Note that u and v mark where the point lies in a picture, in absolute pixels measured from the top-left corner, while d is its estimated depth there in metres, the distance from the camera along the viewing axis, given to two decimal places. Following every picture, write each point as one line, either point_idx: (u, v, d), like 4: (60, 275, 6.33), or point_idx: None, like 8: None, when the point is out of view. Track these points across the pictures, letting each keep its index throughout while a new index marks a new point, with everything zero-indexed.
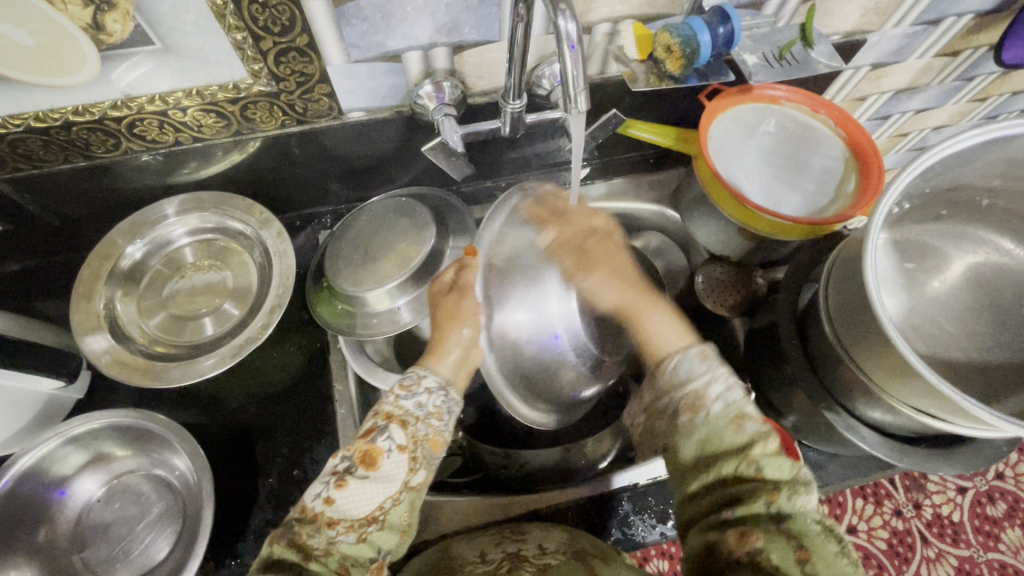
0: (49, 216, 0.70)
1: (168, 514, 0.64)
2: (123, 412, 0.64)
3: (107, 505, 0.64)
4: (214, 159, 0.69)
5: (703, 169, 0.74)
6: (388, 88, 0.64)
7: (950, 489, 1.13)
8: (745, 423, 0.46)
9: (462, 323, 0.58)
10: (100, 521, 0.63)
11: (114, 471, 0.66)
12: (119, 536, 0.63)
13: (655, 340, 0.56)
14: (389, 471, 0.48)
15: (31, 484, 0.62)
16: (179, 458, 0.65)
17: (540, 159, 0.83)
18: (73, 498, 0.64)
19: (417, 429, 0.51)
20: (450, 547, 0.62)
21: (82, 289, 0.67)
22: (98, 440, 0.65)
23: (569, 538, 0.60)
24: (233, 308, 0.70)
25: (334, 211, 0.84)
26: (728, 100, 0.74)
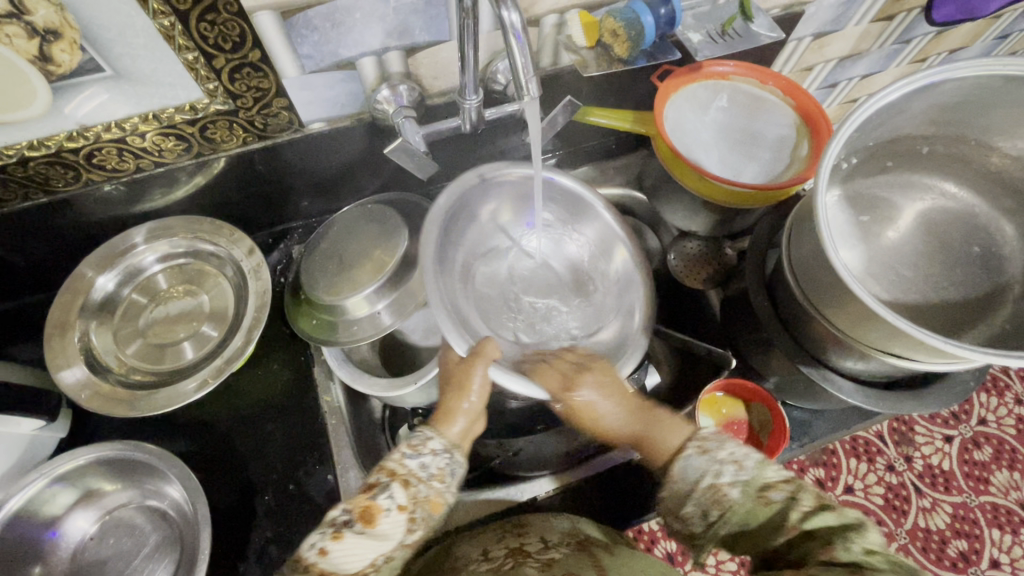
0: (15, 257, 0.69)
1: (166, 542, 0.63)
2: (110, 445, 0.63)
3: (101, 541, 0.63)
4: (179, 183, 0.69)
5: (661, 148, 0.76)
6: (345, 96, 0.65)
7: (937, 438, 1.16)
8: (772, 495, 0.45)
9: (469, 392, 0.56)
10: (97, 556, 0.62)
11: (106, 506, 0.65)
12: (117, 570, 0.62)
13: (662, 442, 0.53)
14: (385, 531, 0.47)
15: (21, 527, 0.61)
16: (172, 486, 0.64)
17: (506, 154, 0.84)
18: (67, 536, 0.63)
19: (418, 489, 0.49)
20: (452, 546, 0.62)
21: (55, 326, 0.66)
22: (87, 476, 0.64)
23: (571, 531, 0.61)
24: (211, 330, 0.69)
25: (306, 225, 0.84)
26: (677, 80, 0.76)
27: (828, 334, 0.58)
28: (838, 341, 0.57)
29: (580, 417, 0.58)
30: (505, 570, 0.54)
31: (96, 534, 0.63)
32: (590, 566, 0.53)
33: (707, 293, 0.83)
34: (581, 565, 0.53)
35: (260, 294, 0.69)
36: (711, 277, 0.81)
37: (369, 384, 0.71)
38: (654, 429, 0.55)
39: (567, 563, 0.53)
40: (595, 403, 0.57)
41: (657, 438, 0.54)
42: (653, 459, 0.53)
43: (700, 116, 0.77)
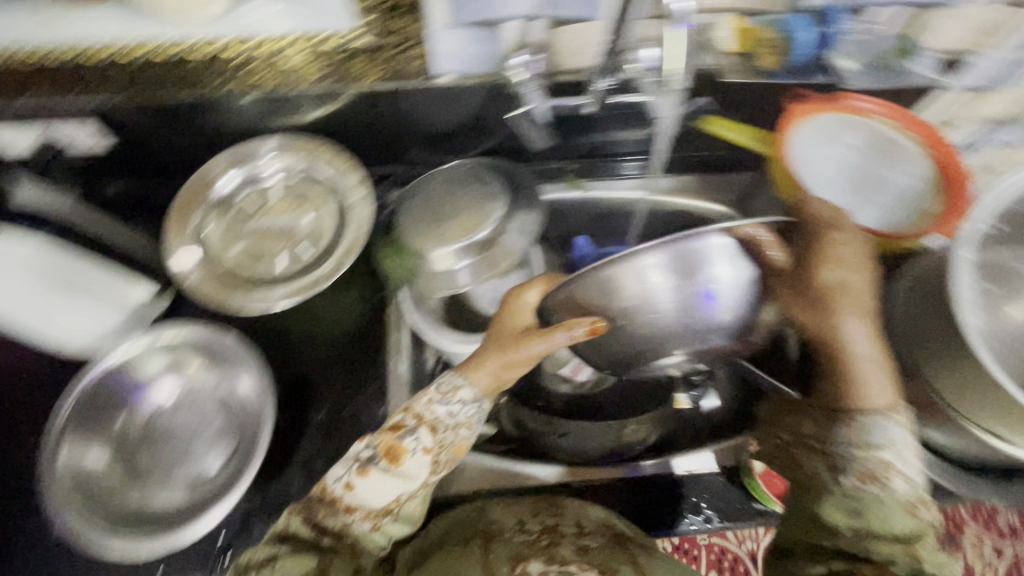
0: (156, 142, 0.76)
1: (228, 428, 0.68)
2: (202, 326, 0.69)
3: (175, 410, 0.69)
4: (309, 107, 0.73)
5: (778, 171, 0.74)
6: (482, 55, 0.67)
7: (987, 548, 1.09)
8: (919, 511, 0.49)
9: (515, 366, 0.58)
10: (170, 422, 0.68)
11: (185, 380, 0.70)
12: (183, 440, 0.67)
13: (865, 384, 0.53)
14: (409, 470, 0.54)
15: (117, 377, 0.67)
16: (243, 379, 0.69)
17: (614, 143, 0.84)
18: (148, 400, 0.68)
19: (444, 436, 0.56)
20: (484, 508, 0.64)
21: (178, 212, 0.73)
22: (176, 349, 0.70)
23: (607, 522, 0.61)
24: (306, 249, 0.74)
25: (408, 172, 0.87)
26: (813, 107, 0.71)
27: (922, 401, 0.55)
28: (934, 411, 0.54)
29: (829, 302, 0.55)
30: (541, 546, 0.55)
31: (172, 402, 0.69)
32: (627, 562, 0.53)
33: None
34: (618, 560, 0.53)
35: (359, 227, 0.75)
36: None
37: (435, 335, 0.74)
38: (858, 348, 0.54)
39: (605, 555, 0.54)
40: (839, 284, 0.55)
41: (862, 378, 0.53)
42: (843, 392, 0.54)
43: (823, 149, 0.74)
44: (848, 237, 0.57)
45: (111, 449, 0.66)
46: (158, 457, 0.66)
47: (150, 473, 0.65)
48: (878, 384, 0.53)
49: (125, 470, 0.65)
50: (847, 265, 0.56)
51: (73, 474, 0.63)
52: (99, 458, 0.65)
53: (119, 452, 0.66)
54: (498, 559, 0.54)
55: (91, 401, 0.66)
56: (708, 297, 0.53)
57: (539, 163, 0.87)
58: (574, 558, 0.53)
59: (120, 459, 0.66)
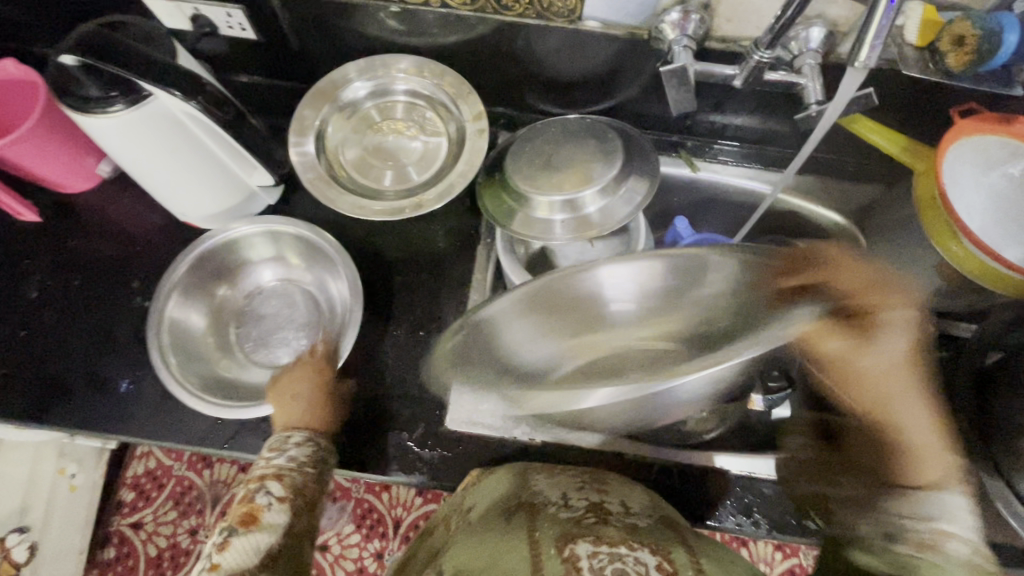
0: (292, 40, 0.77)
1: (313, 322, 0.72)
2: (307, 226, 0.71)
3: (273, 296, 0.75)
4: (446, 30, 0.72)
5: (923, 187, 0.67)
6: (635, 7, 0.64)
7: None
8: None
9: (275, 393, 0.63)
10: (268, 304, 0.74)
11: (285, 271, 0.75)
12: (273, 324, 0.73)
13: (925, 448, 0.48)
14: (273, 520, 0.49)
15: (227, 255, 0.73)
16: (336, 283, 0.72)
17: (741, 127, 0.80)
18: (253, 277, 0.75)
19: (292, 479, 0.53)
20: (525, 475, 0.63)
21: (303, 111, 0.75)
22: (282, 242, 0.73)
23: (651, 505, 0.60)
24: (415, 172, 0.75)
25: (519, 117, 0.86)
26: (978, 125, 0.65)
27: None
28: None
29: (842, 377, 0.50)
30: (586, 524, 0.52)
31: (270, 288, 0.74)
32: (677, 540, 0.52)
33: None
34: (669, 538, 0.52)
35: (470, 160, 0.74)
36: None
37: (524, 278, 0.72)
38: (909, 372, 0.49)
39: (656, 533, 0.52)
40: (885, 356, 0.48)
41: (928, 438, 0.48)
42: (892, 439, 0.49)
43: (981, 174, 0.68)
44: (893, 303, 0.49)
45: (210, 316, 0.72)
46: (251, 332, 0.72)
47: (240, 348, 0.71)
48: (937, 463, 0.47)
49: (220, 338, 0.71)
50: (905, 333, 0.48)
51: (173, 327, 0.68)
52: (199, 321, 0.71)
53: (217, 321, 0.72)
54: (546, 535, 0.49)
55: (201, 267, 0.71)
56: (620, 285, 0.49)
57: (655, 134, 0.84)
58: (624, 537, 0.49)
59: (217, 326, 0.72)
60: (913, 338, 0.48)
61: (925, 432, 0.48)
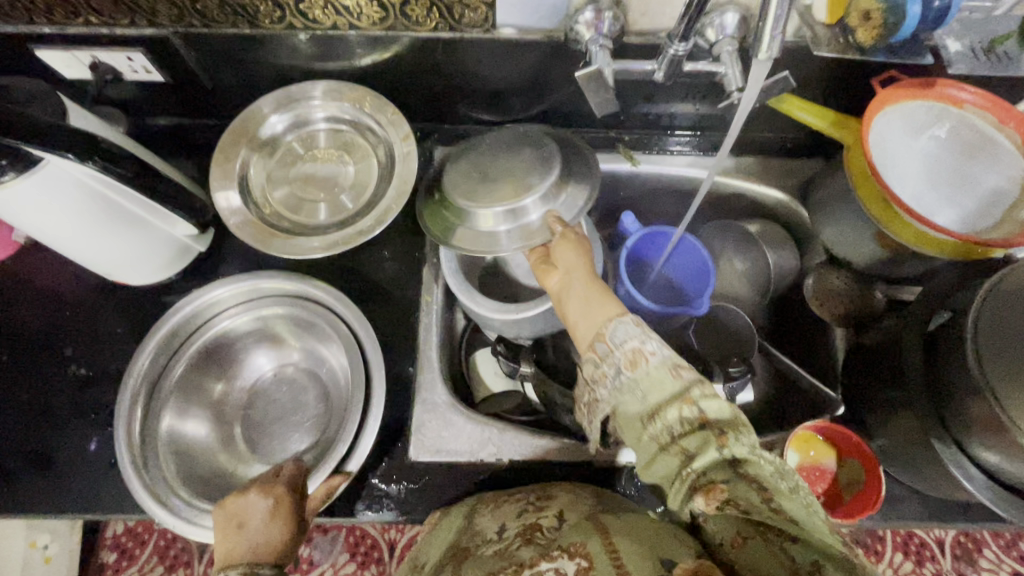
0: (205, 78, 0.74)
1: (320, 398, 0.73)
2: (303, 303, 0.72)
3: (277, 383, 0.75)
4: (361, 52, 0.70)
5: (854, 162, 0.68)
6: (549, 9, 0.63)
7: (1005, 570, 1.17)
8: (682, 372, 0.47)
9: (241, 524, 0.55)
10: (269, 397, 0.74)
11: (283, 355, 0.76)
12: (282, 411, 0.74)
13: (583, 325, 0.55)
14: None
15: (228, 343, 0.74)
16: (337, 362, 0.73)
17: (676, 116, 0.80)
18: (253, 369, 0.75)
19: None
20: (475, 512, 0.61)
21: (224, 151, 0.72)
22: (277, 321, 0.74)
23: (590, 505, 0.58)
24: (348, 200, 0.72)
25: (456, 129, 0.84)
26: (900, 92, 0.65)
27: (988, 419, 0.51)
28: (1000, 433, 0.50)
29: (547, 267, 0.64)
30: (509, 553, 0.53)
31: (312, 377, 0.74)
32: (594, 535, 0.51)
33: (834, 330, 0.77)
34: (587, 536, 0.51)
35: (403, 181, 0.71)
36: (846, 315, 0.75)
37: (472, 299, 0.70)
38: (569, 294, 0.59)
39: (573, 536, 0.51)
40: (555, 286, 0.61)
41: (580, 308, 0.56)
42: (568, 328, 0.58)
43: (909, 139, 0.68)
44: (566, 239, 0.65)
45: (211, 421, 0.71)
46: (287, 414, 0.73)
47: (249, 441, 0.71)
48: (596, 309, 0.54)
49: (229, 453, 0.71)
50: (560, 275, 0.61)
51: (176, 439, 0.68)
52: (198, 424, 0.70)
53: (218, 420, 0.72)
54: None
55: (198, 362, 0.72)
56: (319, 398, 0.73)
57: (592, 132, 0.83)
58: (541, 554, 0.50)
59: (222, 434, 0.72)
60: (575, 265, 0.61)
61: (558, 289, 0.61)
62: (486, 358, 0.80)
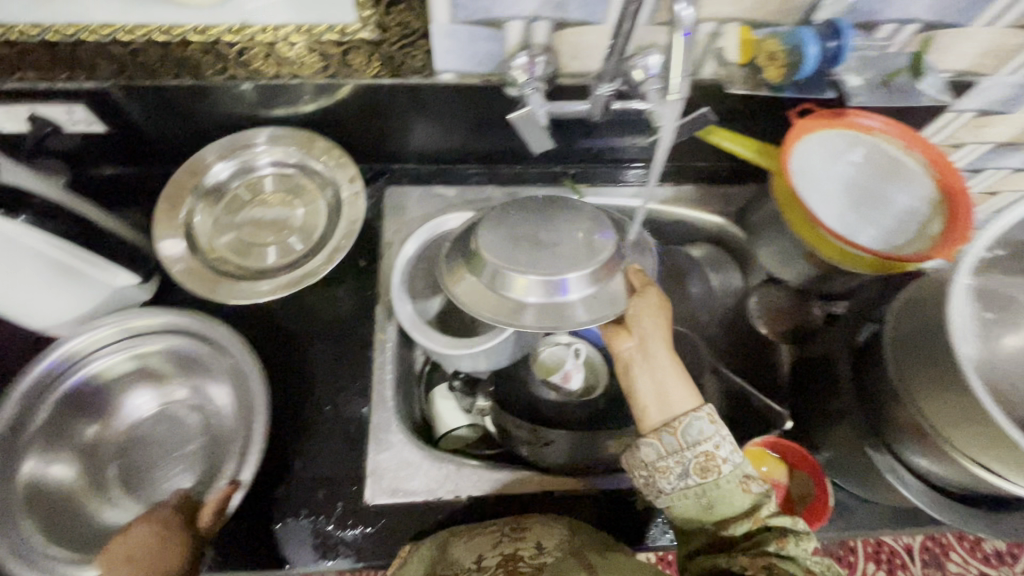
0: (149, 128, 0.74)
1: (203, 438, 0.68)
2: (193, 337, 0.69)
3: (153, 424, 0.69)
4: (306, 99, 0.72)
5: (779, 189, 0.72)
6: (484, 55, 0.66)
7: (971, 572, 1.20)
8: (751, 485, 0.54)
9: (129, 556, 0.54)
10: (144, 440, 0.68)
11: (162, 393, 0.70)
12: (157, 453, 0.68)
13: (652, 410, 0.58)
14: None
15: (99, 383, 0.68)
16: (224, 394, 0.69)
17: (617, 150, 0.83)
18: (125, 410, 0.69)
19: None
20: (448, 543, 0.60)
21: (168, 200, 0.72)
22: (154, 357, 0.69)
23: (569, 538, 0.58)
24: (297, 243, 0.73)
25: (406, 169, 0.86)
26: (817, 121, 0.69)
27: (913, 428, 0.54)
28: (926, 440, 0.53)
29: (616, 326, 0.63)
30: None
31: (193, 415, 0.69)
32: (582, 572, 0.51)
33: (778, 346, 0.80)
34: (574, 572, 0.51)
35: (351, 222, 0.73)
36: (788, 332, 0.79)
37: (424, 334, 0.70)
38: (640, 366, 0.60)
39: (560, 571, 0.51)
40: (626, 353, 0.61)
41: (656, 391, 0.58)
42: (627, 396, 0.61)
43: (829, 164, 0.73)
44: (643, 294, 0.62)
45: (78, 469, 0.65)
46: (164, 456, 0.67)
47: (121, 488, 0.65)
48: (674, 397, 0.58)
49: (97, 503, 0.64)
50: (633, 341, 0.61)
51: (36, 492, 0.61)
52: (61, 473, 0.64)
53: (86, 468, 0.65)
54: None
55: (60, 406, 0.65)
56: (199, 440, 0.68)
57: (539, 166, 0.86)
58: None
59: (88, 482, 0.65)
60: (660, 338, 0.61)
61: (629, 357, 0.61)
62: (442, 394, 0.77)
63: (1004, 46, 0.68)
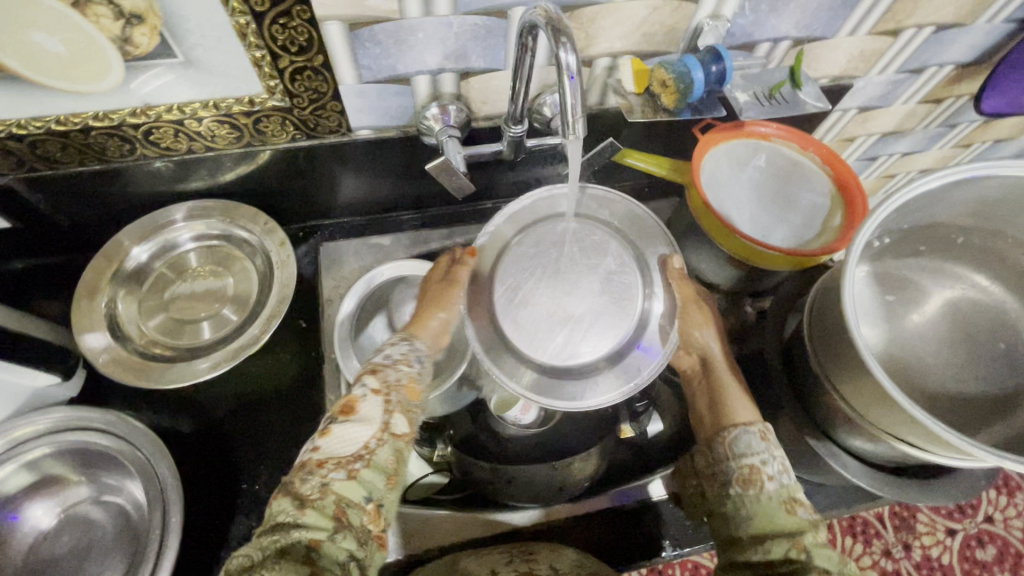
0: (60, 217, 0.72)
1: (119, 537, 0.64)
2: (87, 433, 0.64)
3: (63, 533, 0.64)
4: (225, 168, 0.71)
5: (695, 201, 0.77)
6: (397, 109, 0.67)
7: (939, 531, 1.26)
8: (797, 508, 0.52)
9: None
10: (51, 553, 0.63)
11: (66, 499, 0.65)
12: (68, 566, 0.62)
13: (709, 418, 0.62)
14: (368, 414, 0.52)
15: None
16: (136, 485, 0.65)
17: (542, 180, 0.86)
18: (26, 524, 0.64)
19: (394, 381, 0.55)
20: (458, 560, 0.62)
21: (86, 290, 0.69)
22: (51, 463, 0.64)
23: (581, 560, 0.60)
24: (232, 313, 0.72)
25: (338, 224, 0.86)
26: (720, 134, 0.77)
27: (842, 413, 0.58)
28: (854, 423, 0.57)
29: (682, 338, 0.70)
30: None
31: (105, 512, 0.65)
32: None
33: None
34: None
35: (284, 284, 0.72)
36: (727, 331, 0.81)
37: None
38: (701, 379, 0.66)
39: None
40: (687, 363, 0.68)
41: (717, 405, 0.62)
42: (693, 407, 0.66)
43: (736, 171, 0.77)
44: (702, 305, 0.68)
45: None
46: (79, 565, 0.63)
47: None
48: (730, 408, 0.61)
49: None
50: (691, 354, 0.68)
51: None
52: None
53: None
54: None
55: None
56: (117, 538, 0.64)
57: (471, 204, 0.88)
58: None
59: None
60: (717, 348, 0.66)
61: (689, 365, 0.68)
62: None
63: (868, 50, 0.76)
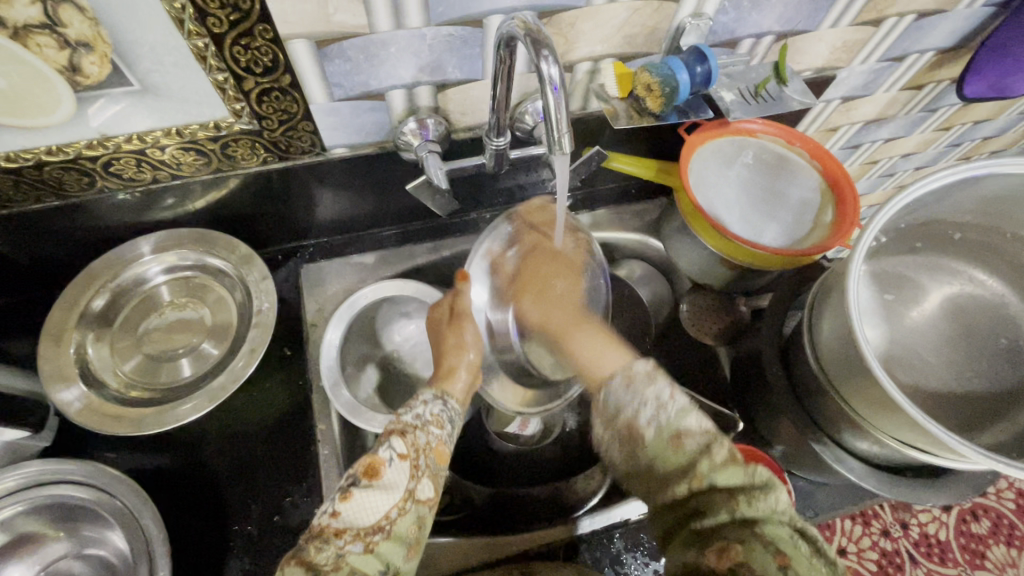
0: (19, 256, 0.68)
1: None
2: (65, 486, 0.61)
3: None
4: (194, 195, 0.68)
5: (684, 202, 0.75)
6: (371, 125, 0.64)
7: (935, 508, 1.26)
8: (682, 441, 0.47)
9: None
10: None
11: (43, 556, 0.62)
12: None
13: (593, 365, 0.57)
14: (391, 480, 0.48)
15: None
16: (117, 535, 0.62)
17: (526, 188, 0.84)
18: None
19: (417, 437, 0.51)
20: None
21: (51, 332, 0.65)
22: (25, 521, 0.60)
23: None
24: (211, 347, 0.69)
25: (317, 244, 0.83)
26: (705, 134, 0.76)
27: (848, 419, 0.57)
28: (860, 428, 0.56)
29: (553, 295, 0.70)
30: None
31: (88, 565, 0.62)
32: None
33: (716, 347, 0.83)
34: None
35: (264, 313, 0.68)
36: (723, 332, 0.81)
37: (368, 420, 0.67)
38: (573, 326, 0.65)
39: None
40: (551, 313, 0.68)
41: (585, 353, 0.60)
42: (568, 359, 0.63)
43: (725, 169, 0.76)
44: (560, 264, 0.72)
45: None
46: None
47: None
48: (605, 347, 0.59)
49: None
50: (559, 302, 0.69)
51: None
52: None
53: None
54: None
55: None
56: None
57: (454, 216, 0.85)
58: None
59: None
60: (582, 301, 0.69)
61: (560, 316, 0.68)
62: None
63: (851, 41, 0.74)
